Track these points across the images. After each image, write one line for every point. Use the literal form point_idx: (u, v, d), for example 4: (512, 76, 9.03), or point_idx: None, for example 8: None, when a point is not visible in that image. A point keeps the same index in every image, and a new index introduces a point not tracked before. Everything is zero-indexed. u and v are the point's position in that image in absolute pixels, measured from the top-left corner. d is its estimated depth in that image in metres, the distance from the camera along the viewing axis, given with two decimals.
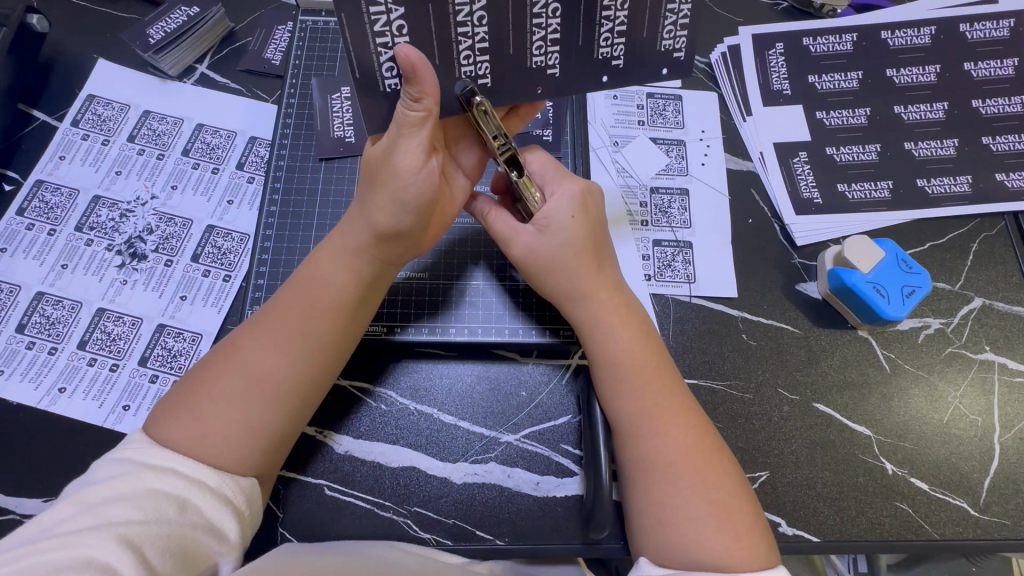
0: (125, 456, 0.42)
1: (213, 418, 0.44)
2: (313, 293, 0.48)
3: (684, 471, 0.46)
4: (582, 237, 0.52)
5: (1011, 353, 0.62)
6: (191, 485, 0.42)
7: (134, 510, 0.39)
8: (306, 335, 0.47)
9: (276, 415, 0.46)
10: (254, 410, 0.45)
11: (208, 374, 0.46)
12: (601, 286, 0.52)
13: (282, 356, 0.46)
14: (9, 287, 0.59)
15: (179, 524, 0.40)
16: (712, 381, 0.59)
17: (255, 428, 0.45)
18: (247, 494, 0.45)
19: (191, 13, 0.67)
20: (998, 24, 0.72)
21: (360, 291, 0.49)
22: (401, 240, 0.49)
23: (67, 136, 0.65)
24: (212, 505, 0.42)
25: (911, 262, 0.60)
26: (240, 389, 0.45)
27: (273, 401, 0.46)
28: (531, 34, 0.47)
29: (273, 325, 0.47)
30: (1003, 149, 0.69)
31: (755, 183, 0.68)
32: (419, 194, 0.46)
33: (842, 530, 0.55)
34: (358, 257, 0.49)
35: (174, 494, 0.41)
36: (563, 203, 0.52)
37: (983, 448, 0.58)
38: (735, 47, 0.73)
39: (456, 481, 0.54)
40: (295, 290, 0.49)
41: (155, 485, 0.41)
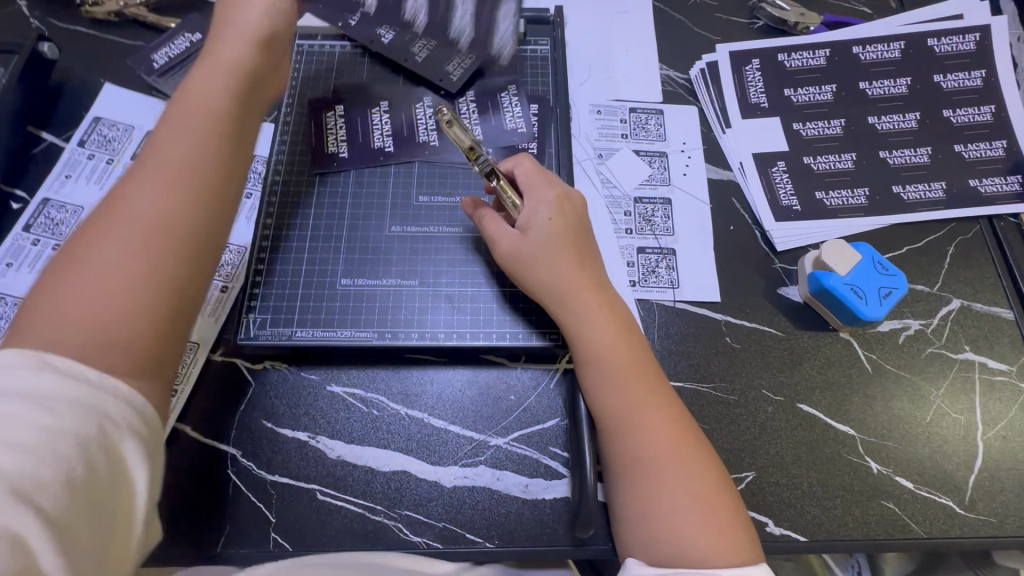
0: (16, 360, 0.35)
1: (92, 303, 0.38)
2: (168, 152, 0.44)
3: (667, 464, 0.47)
4: (562, 239, 0.55)
5: (990, 353, 0.63)
6: (93, 425, 0.35)
7: (28, 457, 0.33)
8: (199, 175, 0.44)
9: (178, 265, 0.41)
10: (145, 258, 0.40)
11: (70, 267, 0.39)
12: (581, 282, 0.54)
13: (168, 180, 0.43)
14: (13, 300, 0.60)
15: (81, 476, 0.34)
16: (697, 383, 0.60)
17: (150, 276, 0.40)
18: (145, 415, 0.38)
19: (194, 39, 0.72)
20: (964, 39, 0.76)
21: (230, 147, 0.47)
22: (258, 85, 0.52)
23: (73, 155, 0.68)
24: (114, 447, 0.35)
25: (887, 265, 0.62)
26: (121, 245, 0.40)
27: (166, 246, 0.41)
28: None
29: (161, 167, 0.43)
30: (975, 155, 0.71)
31: (736, 191, 0.70)
32: (240, 57, 0.52)
33: (829, 529, 0.56)
34: (222, 112, 0.48)
35: (68, 432, 0.34)
36: (543, 208, 0.57)
37: (967, 446, 0.59)
38: (713, 63, 0.76)
39: (446, 484, 0.55)
40: (171, 127, 0.46)
41: (44, 421, 0.33)
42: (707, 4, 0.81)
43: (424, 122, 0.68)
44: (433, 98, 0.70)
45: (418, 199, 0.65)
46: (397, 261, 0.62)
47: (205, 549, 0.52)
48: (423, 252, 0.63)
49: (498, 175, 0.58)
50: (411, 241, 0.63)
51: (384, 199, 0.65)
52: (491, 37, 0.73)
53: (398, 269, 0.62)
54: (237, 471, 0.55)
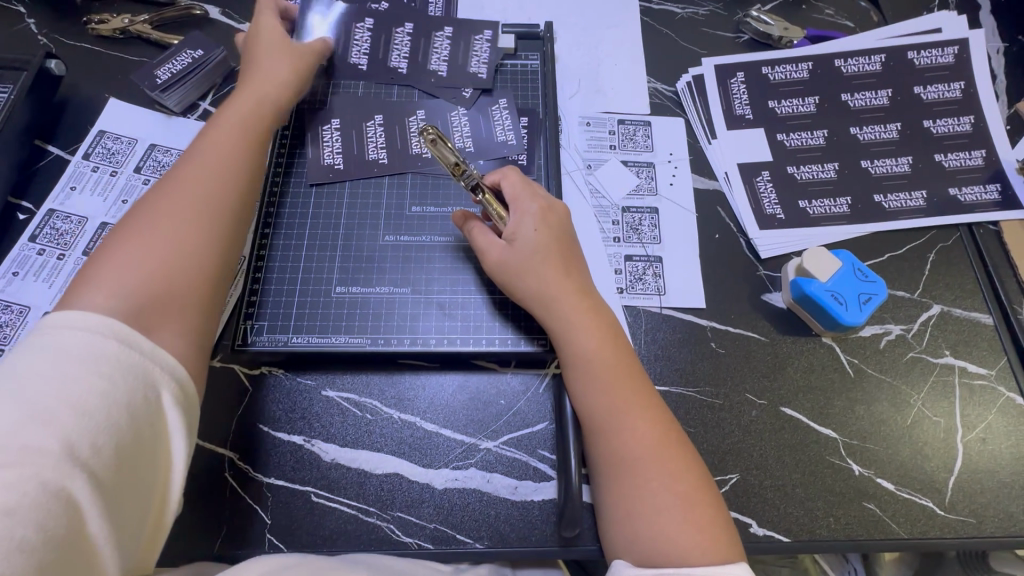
0: (69, 331, 0.39)
1: (142, 259, 0.45)
2: (204, 148, 0.55)
3: (651, 464, 0.49)
4: (546, 247, 0.57)
5: (970, 357, 0.64)
6: (142, 394, 0.39)
7: (86, 420, 0.36)
8: (229, 169, 0.54)
9: (220, 227, 0.50)
10: (189, 228, 0.48)
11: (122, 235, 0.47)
12: (567, 289, 0.56)
13: (212, 174, 0.52)
14: (19, 307, 0.62)
15: (131, 441, 0.38)
16: (683, 388, 0.62)
17: (198, 236, 0.49)
18: (182, 391, 0.42)
19: (197, 56, 0.74)
20: (943, 52, 0.78)
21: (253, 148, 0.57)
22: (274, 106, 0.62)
23: (79, 168, 0.70)
24: (157, 418, 0.40)
25: (867, 271, 0.64)
26: (169, 220, 0.48)
27: (208, 211, 0.50)
28: None
29: (200, 166, 0.53)
30: (954, 165, 0.73)
31: (721, 200, 0.72)
32: (281, 93, 0.64)
33: (812, 530, 0.57)
34: (248, 123, 0.59)
35: (122, 400, 0.38)
36: (528, 219, 0.59)
37: (947, 449, 0.60)
38: (699, 76, 0.78)
39: (437, 486, 0.57)
40: (206, 138, 0.56)
41: (103, 390, 0.37)
42: (694, 19, 0.83)
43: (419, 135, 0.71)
44: (426, 111, 0.72)
45: (412, 209, 0.67)
46: (390, 269, 0.64)
47: (203, 550, 0.54)
48: (416, 260, 0.65)
49: (483, 190, 0.60)
50: (403, 250, 0.65)
51: (378, 209, 0.67)
52: (482, 51, 0.75)
53: (391, 277, 0.64)
54: (234, 474, 0.57)
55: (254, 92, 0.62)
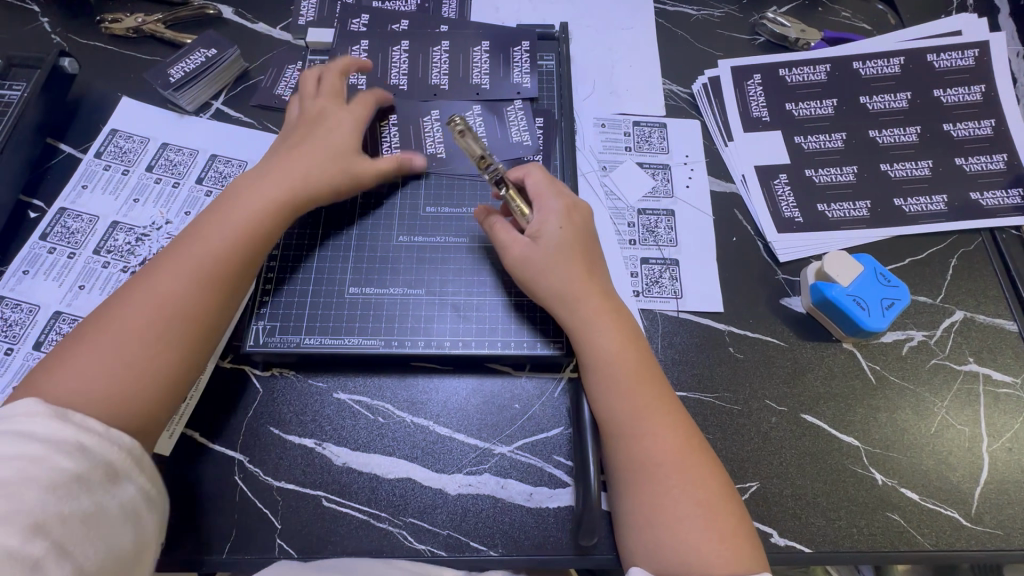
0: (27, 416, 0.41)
1: (89, 373, 0.45)
2: (209, 238, 0.52)
3: (672, 470, 0.47)
4: (568, 248, 0.57)
5: (995, 364, 0.63)
6: (103, 466, 0.42)
7: (49, 495, 0.38)
8: (204, 286, 0.51)
9: (185, 352, 0.49)
10: (140, 354, 0.47)
11: (103, 322, 0.48)
12: (589, 289, 0.55)
13: (198, 285, 0.50)
14: (29, 306, 0.62)
15: (98, 512, 0.40)
16: (701, 393, 0.61)
17: (156, 364, 0.47)
18: (139, 465, 0.44)
19: (210, 54, 0.73)
20: (963, 55, 0.77)
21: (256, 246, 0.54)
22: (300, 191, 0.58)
23: (90, 166, 0.70)
24: (121, 489, 0.42)
25: (889, 276, 0.62)
26: (128, 333, 0.47)
27: (168, 333, 0.48)
28: None
29: (198, 268, 0.51)
30: (975, 169, 0.72)
31: (738, 203, 0.71)
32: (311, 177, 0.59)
33: (833, 540, 0.55)
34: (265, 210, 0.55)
35: (80, 475, 0.40)
36: (552, 217, 0.58)
37: (972, 458, 0.59)
38: (715, 78, 0.77)
39: (450, 492, 0.56)
40: (214, 221, 0.54)
41: (65, 467, 0.40)
42: (709, 21, 0.82)
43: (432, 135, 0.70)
44: (440, 111, 0.71)
45: (426, 209, 0.66)
46: (403, 270, 0.63)
47: (211, 555, 0.53)
48: (429, 261, 0.64)
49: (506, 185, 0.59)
50: (415, 251, 0.64)
51: (391, 209, 0.66)
52: (496, 52, 0.75)
53: (404, 278, 0.63)
54: (244, 478, 0.56)
55: (284, 173, 0.58)
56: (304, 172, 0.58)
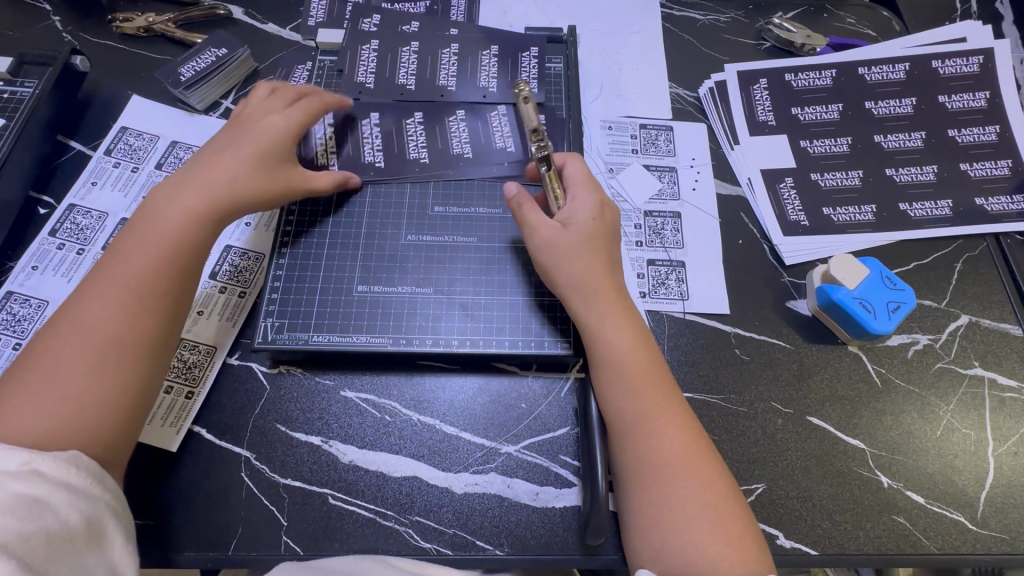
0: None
1: (40, 407, 0.44)
2: (128, 259, 0.52)
3: (680, 471, 0.48)
4: (591, 242, 0.57)
5: (1000, 369, 0.63)
6: (63, 487, 0.41)
7: (8, 519, 0.38)
8: (137, 302, 0.50)
9: (126, 374, 0.48)
10: (87, 379, 0.46)
11: (32, 362, 0.46)
12: (607, 285, 0.56)
13: (125, 309, 0.49)
14: (37, 302, 0.62)
15: (63, 529, 0.40)
16: (707, 395, 0.61)
17: (102, 387, 0.47)
18: (100, 481, 0.44)
19: (220, 54, 0.73)
20: (967, 61, 0.77)
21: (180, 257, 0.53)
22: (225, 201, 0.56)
23: (100, 163, 0.70)
24: (83, 506, 0.42)
25: (895, 279, 0.63)
26: (69, 361, 0.46)
27: (109, 358, 0.48)
28: None
29: (122, 291, 0.50)
30: (980, 174, 0.72)
31: (744, 207, 0.71)
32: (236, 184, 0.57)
33: (838, 543, 0.55)
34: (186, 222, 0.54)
35: (36, 496, 0.40)
36: (582, 208, 0.58)
37: (978, 462, 0.59)
38: (722, 82, 0.78)
39: (456, 491, 0.56)
40: (135, 241, 0.53)
41: (22, 491, 0.39)
42: (716, 25, 0.83)
43: (414, 140, 0.70)
44: (434, 117, 0.71)
45: (434, 209, 0.67)
46: (411, 268, 0.64)
47: (217, 552, 0.53)
48: (437, 260, 0.64)
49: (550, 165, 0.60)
50: (421, 250, 0.65)
51: (399, 209, 0.66)
52: (505, 54, 0.75)
53: (412, 277, 0.63)
54: (250, 475, 0.56)
55: (204, 183, 0.56)
56: (228, 179, 0.57)
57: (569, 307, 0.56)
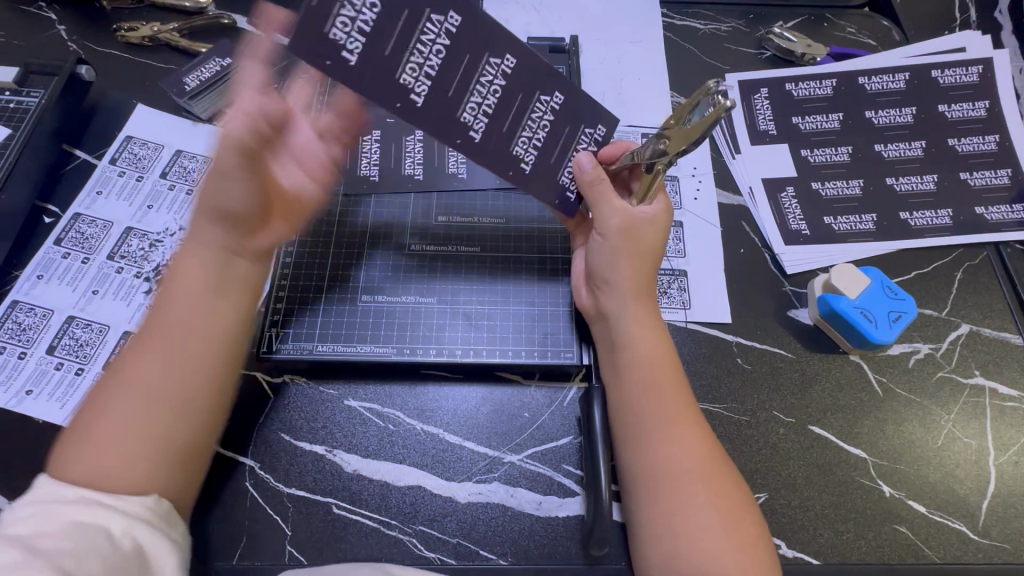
0: (36, 499, 0.42)
1: (116, 453, 0.44)
2: (155, 306, 0.51)
3: (700, 479, 0.49)
4: (641, 250, 0.58)
5: (1001, 378, 0.63)
6: (120, 513, 0.42)
7: (63, 541, 0.39)
8: (193, 348, 0.49)
9: (191, 419, 0.48)
10: (154, 426, 0.46)
11: (96, 412, 0.46)
12: (644, 282, 0.57)
13: (177, 358, 0.48)
14: (42, 311, 0.62)
15: (112, 552, 0.39)
16: (709, 404, 0.61)
17: (168, 433, 0.47)
18: (160, 512, 0.44)
19: (225, 63, 0.74)
20: (967, 71, 0.78)
21: (207, 289, 0.52)
22: (234, 218, 0.53)
23: (104, 172, 0.70)
24: (137, 531, 0.42)
25: (896, 289, 0.63)
26: (133, 409, 0.46)
27: (174, 403, 0.47)
28: (525, 128, 0.55)
29: (156, 339, 0.49)
30: (980, 183, 0.73)
31: (746, 215, 0.71)
32: (247, 189, 0.52)
33: (841, 553, 0.56)
34: (210, 251, 0.53)
35: (95, 522, 0.41)
36: (641, 212, 0.59)
37: (980, 471, 0.59)
38: (723, 91, 0.78)
39: (460, 500, 0.56)
40: (164, 286, 0.52)
41: (82, 517, 0.40)
42: (717, 35, 0.83)
43: (482, 91, 0.51)
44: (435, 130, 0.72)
45: (438, 219, 0.67)
46: (414, 277, 0.64)
47: (221, 562, 0.53)
48: (441, 269, 0.65)
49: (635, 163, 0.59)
50: (422, 259, 0.65)
51: (404, 218, 0.67)
52: None
53: (415, 286, 0.64)
54: (254, 484, 0.56)
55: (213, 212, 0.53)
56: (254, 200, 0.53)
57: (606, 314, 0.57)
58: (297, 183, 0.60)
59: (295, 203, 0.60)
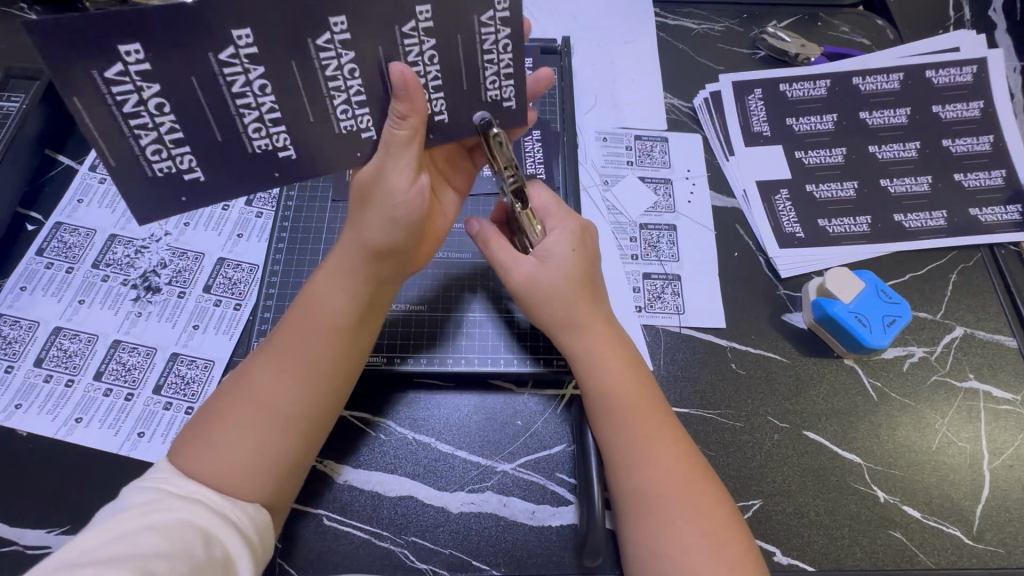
0: (156, 483, 0.43)
1: (225, 455, 0.45)
2: (315, 321, 0.49)
3: (675, 502, 0.48)
4: (579, 272, 0.55)
5: (995, 381, 0.63)
6: (219, 521, 0.42)
7: (163, 541, 0.39)
8: (319, 366, 0.49)
9: (299, 437, 0.48)
10: (268, 437, 0.46)
11: (223, 401, 0.47)
12: (595, 319, 0.55)
13: (304, 376, 0.48)
14: (27, 323, 0.61)
15: (206, 561, 0.40)
16: (703, 410, 0.61)
17: (276, 447, 0.46)
18: (258, 527, 0.45)
19: None
20: (961, 71, 0.78)
21: (359, 314, 0.50)
22: (393, 257, 0.50)
23: (85, 180, 0.69)
24: (230, 537, 0.42)
25: (891, 293, 0.63)
26: (253, 416, 0.46)
27: (289, 417, 0.47)
28: (331, 98, 0.46)
29: (277, 355, 0.48)
30: (974, 184, 0.72)
31: (740, 218, 0.71)
32: (410, 211, 0.48)
33: (836, 559, 0.55)
34: (353, 277, 0.50)
35: (200, 525, 0.41)
36: (565, 238, 0.56)
37: (974, 475, 0.59)
38: (717, 92, 0.78)
39: (452, 510, 0.55)
40: (341, 290, 0.50)
41: (188, 517, 0.41)
42: (710, 35, 0.83)
43: (342, 83, 0.45)
44: None
45: None
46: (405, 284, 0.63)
47: None
48: (432, 275, 0.64)
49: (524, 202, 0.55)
50: None
51: None
52: None
53: (406, 293, 0.63)
54: None
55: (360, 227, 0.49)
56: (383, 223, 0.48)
57: (556, 340, 0.56)
58: (445, 224, 0.57)
59: (435, 242, 0.57)
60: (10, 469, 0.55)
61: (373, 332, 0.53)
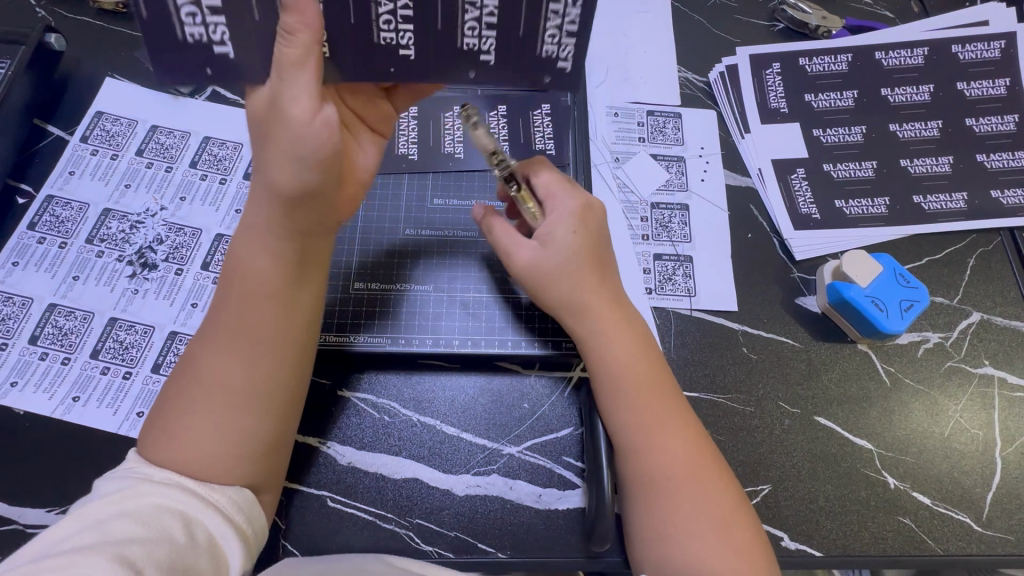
0: (124, 473, 0.43)
1: (193, 440, 0.44)
2: (249, 286, 0.47)
3: (683, 482, 0.48)
4: (580, 249, 0.54)
5: (1011, 368, 0.62)
6: (199, 505, 0.42)
7: (139, 529, 0.39)
8: (261, 333, 0.46)
9: (264, 412, 0.46)
10: (232, 416, 0.45)
11: (180, 388, 0.46)
12: (596, 300, 0.53)
13: (254, 349, 0.46)
14: (20, 300, 0.59)
15: (186, 544, 0.40)
16: (714, 395, 0.60)
17: (243, 426, 0.45)
18: (246, 509, 0.44)
19: None
20: (989, 46, 0.74)
21: (291, 273, 0.47)
22: (311, 201, 0.45)
23: (77, 151, 0.66)
24: (215, 521, 0.42)
25: (909, 277, 0.61)
26: (212, 398, 0.45)
27: (248, 394, 0.46)
28: None
29: (221, 329, 0.46)
30: (997, 166, 0.70)
31: (754, 198, 0.69)
32: (319, 146, 0.42)
33: (844, 545, 0.55)
34: (272, 231, 0.46)
35: (177, 510, 0.41)
36: (564, 218, 0.54)
37: (985, 463, 0.58)
38: (733, 66, 0.75)
39: (457, 493, 0.54)
40: (261, 250, 0.46)
41: (165, 503, 0.41)
42: (728, 6, 0.79)
43: None
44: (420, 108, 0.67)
45: (434, 202, 0.64)
46: (409, 265, 0.61)
47: None
48: (436, 255, 0.62)
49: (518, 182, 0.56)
50: (416, 245, 0.62)
51: (397, 205, 0.63)
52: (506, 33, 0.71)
53: (411, 273, 0.61)
54: None
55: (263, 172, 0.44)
56: (285, 158, 0.42)
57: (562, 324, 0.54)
58: (367, 167, 0.51)
59: (361, 187, 0.51)
60: (6, 447, 0.54)
61: (318, 287, 0.51)
